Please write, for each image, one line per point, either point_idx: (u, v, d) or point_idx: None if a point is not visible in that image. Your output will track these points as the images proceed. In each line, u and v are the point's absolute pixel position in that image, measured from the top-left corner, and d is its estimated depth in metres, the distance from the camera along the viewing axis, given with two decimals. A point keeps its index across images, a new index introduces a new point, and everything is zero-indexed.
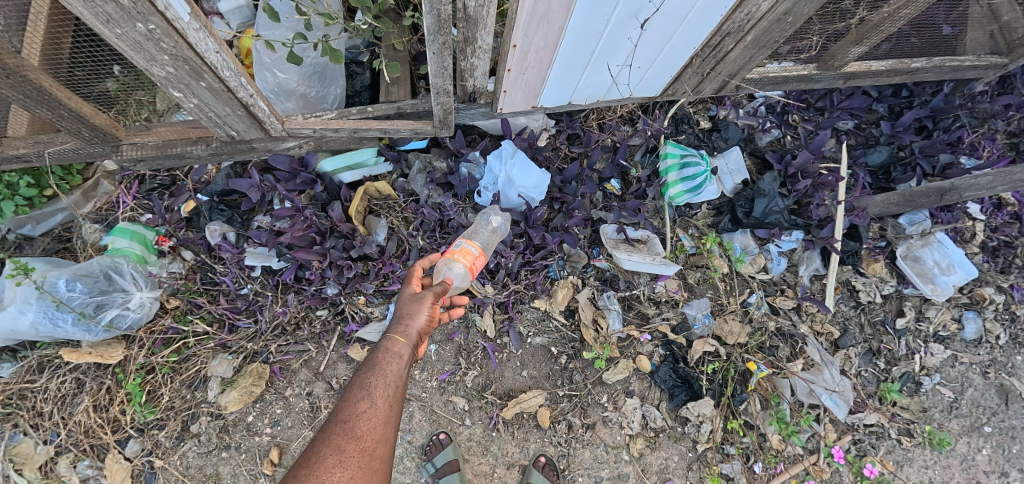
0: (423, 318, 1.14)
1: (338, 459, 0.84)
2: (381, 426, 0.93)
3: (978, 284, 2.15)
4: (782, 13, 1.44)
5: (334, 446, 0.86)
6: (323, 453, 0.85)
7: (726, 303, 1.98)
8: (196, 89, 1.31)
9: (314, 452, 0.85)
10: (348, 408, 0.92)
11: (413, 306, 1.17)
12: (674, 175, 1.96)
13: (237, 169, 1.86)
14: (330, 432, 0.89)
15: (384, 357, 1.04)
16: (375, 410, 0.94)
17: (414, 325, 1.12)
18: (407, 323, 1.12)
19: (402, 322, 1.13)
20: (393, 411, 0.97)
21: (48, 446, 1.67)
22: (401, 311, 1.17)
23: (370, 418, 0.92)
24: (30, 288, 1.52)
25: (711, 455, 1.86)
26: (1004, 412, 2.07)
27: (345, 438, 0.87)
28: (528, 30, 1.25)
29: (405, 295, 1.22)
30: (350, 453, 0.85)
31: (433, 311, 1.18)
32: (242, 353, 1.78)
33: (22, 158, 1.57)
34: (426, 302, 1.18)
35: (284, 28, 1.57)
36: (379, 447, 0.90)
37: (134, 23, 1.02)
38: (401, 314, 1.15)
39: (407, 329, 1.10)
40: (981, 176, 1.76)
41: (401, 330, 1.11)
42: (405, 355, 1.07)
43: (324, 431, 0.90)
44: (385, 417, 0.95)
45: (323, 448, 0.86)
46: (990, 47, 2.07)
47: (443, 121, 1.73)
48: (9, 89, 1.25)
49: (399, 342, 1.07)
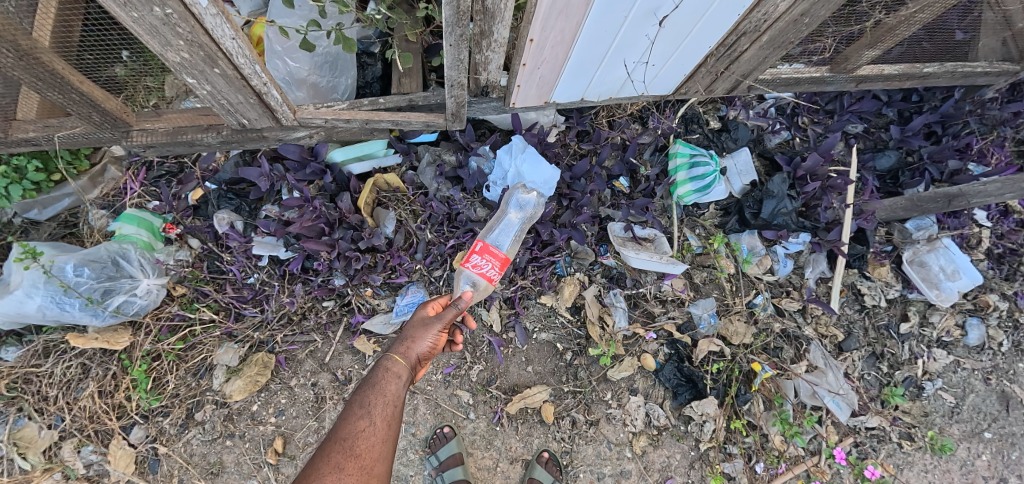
0: (425, 342, 1.14)
1: (337, 476, 0.86)
2: (379, 446, 0.94)
3: (982, 291, 2.16)
4: (799, 14, 1.42)
5: (333, 463, 0.88)
6: (323, 469, 0.87)
7: (732, 303, 1.97)
8: (209, 76, 1.31)
9: (315, 469, 0.88)
10: (347, 426, 0.94)
11: (417, 329, 1.17)
12: (683, 174, 1.95)
13: (245, 158, 1.86)
14: (330, 448, 0.91)
15: (383, 377, 1.05)
16: (373, 428, 0.95)
17: (415, 347, 1.13)
18: (408, 345, 1.13)
19: (404, 343, 1.14)
20: (391, 431, 0.98)
21: (52, 430, 1.67)
22: (404, 333, 1.17)
23: (370, 436, 0.94)
24: (37, 272, 1.51)
25: (713, 454, 1.87)
26: (1005, 419, 2.08)
27: (345, 456, 0.89)
28: (546, 24, 1.24)
29: (416, 316, 1.22)
30: (349, 470, 0.88)
31: (437, 337, 1.18)
32: (248, 342, 1.78)
33: (30, 142, 1.56)
34: (432, 328, 1.17)
35: (297, 16, 1.57)
36: (376, 465, 0.92)
37: (151, 7, 1.02)
38: (404, 336, 1.16)
39: (408, 351, 1.11)
40: (990, 183, 1.82)
41: (401, 350, 1.11)
42: (404, 375, 1.08)
43: (324, 448, 0.92)
44: (385, 435, 0.96)
45: (323, 465, 0.88)
46: (1002, 54, 2.05)
47: (455, 115, 1.72)
48: (22, 72, 1.26)
49: (399, 362, 1.08)
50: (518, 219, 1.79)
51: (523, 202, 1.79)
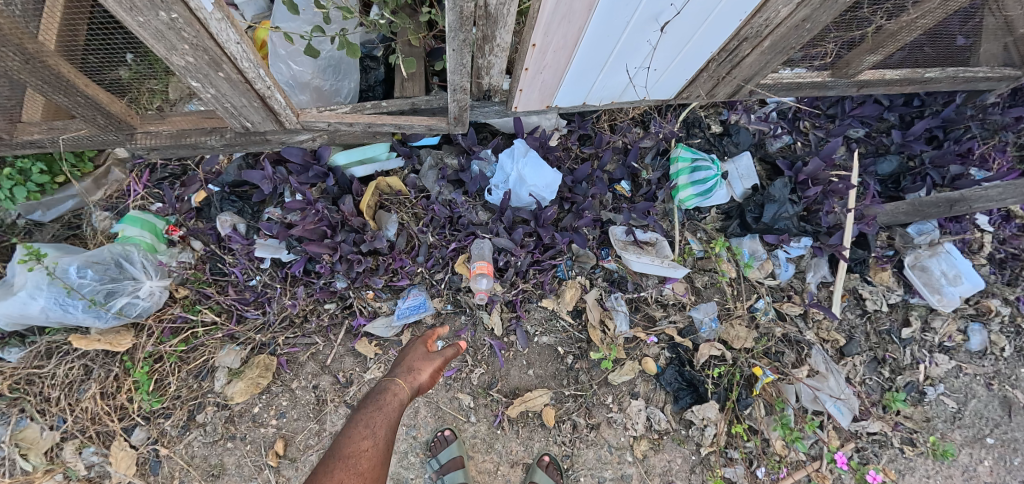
0: (428, 373, 1.18)
1: None
2: (376, 469, 1.00)
3: (984, 296, 2.16)
4: (801, 19, 1.42)
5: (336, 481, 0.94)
6: None
7: (733, 307, 1.97)
8: (214, 79, 1.31)
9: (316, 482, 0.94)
10: (350, 445, 0.99)
11: (423, 359, 1.21)
12: (685, 178, 1.94)
13: (249, 161, 1.87)
14: (334, 465, 0.97)
15: (388, 399, 1.08)
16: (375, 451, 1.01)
17: (420, 375, 1.17)
18: (413, 372, 1.16)
19: (410, 368, 1.18)
20: (386, 455, 1.05)
21: (54, 431, 1.68)
22: (409, 358, 1.21)
23: (370, 458, 1.00)
24: (41, 274, 1.52)
25: (714, 458, 1.87)
26: (1007, 424, 2.07)
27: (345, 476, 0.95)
28: (549, 29, 1.25)
29: (419, 345, 1.26)
30: None
31: (439, 367, 1.22)
32: (250, 345, 1.79)
33: (35, 144, 1.57)
34: (436, 361, 1.21)
35: (301, 20, 1.58)
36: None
37: (157, 12, 1.02)
38: (410, 362, 1.19)
39: (415, 377, 1.14)
40: (991, 188, 1.87)
41: (407, 375, 1.15)
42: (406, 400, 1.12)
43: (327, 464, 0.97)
44: (382, 458, 1.02)
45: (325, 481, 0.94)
46: (1003, 59, 2.06)
47: (458, 118, 1.73)
48: (28, 75, 1.27)
49: (404, 386, 1.12)
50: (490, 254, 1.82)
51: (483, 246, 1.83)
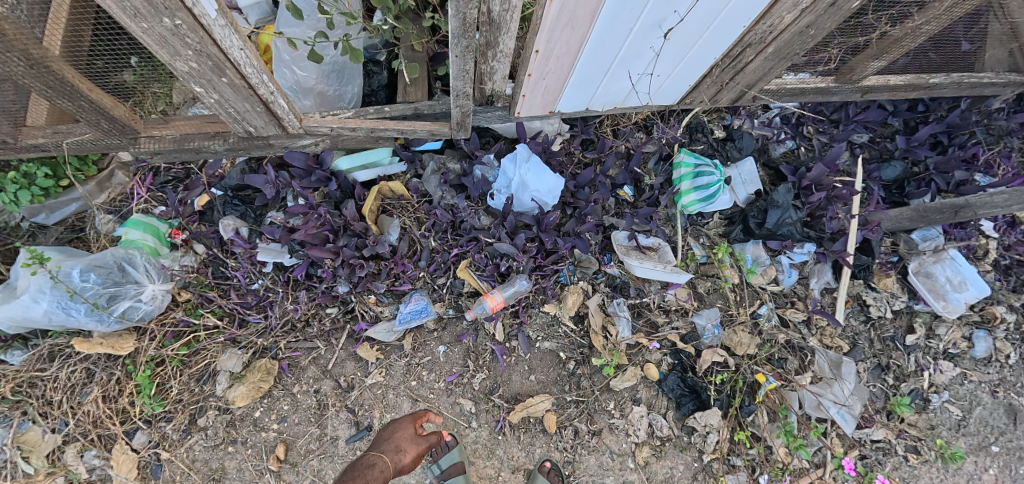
0: (412, 448, 1.59)
1: None
2: None
3: (989, 302, 2.14)
4: (806, 25, 1.41)
5: None
6: None
7: (736, 314, 1.97)
8: (217, 85, 1.32)
9: None
10: None
11: (409, 438, 1.61)
12: (687, 183, 1.96)
13: (252, 165, 1.88)
14: None
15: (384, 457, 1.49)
16: None
17: (404, 453, 1.55)
18: (405, 437, 1.60)
19: (399, 444, 1.57)
20: None
21: (56, 434, 1.68)
22: (399, 425, 1.66)
23: None
24: (44, 277, 1.53)
25: (717, 466, 1.85)
26: (1012, 432, 2.06)
27: None
28: (551, 36, 1.25)
29: (406, 423, 1.66)
30: None
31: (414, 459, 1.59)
32: (251, 348, 1.79)
33: (40, 147, 1.57)
34: (420, 441, 1.62)
35: (305, 26, 1.59)
36: None
37: (161, 18, 1.02)
38: (401, 428, 1.64)
39: (406, 443, 1.58)
40: (997, 195, 1.80)
41: (400, 438, 1.59)
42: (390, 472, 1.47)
43: None
44: None
45: None
46: (1008, 65, 2.05)
47: (461, 123, 1.73)
48: (32, 80, 1.28)
49: (392, 459, 1.50)
50: (518, 291, 1.85)
51: (514, 285, 1.85)
